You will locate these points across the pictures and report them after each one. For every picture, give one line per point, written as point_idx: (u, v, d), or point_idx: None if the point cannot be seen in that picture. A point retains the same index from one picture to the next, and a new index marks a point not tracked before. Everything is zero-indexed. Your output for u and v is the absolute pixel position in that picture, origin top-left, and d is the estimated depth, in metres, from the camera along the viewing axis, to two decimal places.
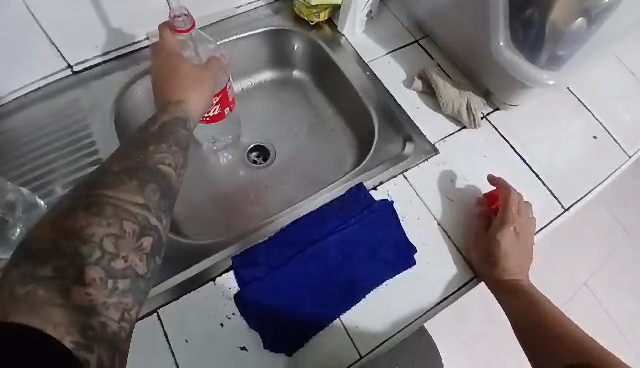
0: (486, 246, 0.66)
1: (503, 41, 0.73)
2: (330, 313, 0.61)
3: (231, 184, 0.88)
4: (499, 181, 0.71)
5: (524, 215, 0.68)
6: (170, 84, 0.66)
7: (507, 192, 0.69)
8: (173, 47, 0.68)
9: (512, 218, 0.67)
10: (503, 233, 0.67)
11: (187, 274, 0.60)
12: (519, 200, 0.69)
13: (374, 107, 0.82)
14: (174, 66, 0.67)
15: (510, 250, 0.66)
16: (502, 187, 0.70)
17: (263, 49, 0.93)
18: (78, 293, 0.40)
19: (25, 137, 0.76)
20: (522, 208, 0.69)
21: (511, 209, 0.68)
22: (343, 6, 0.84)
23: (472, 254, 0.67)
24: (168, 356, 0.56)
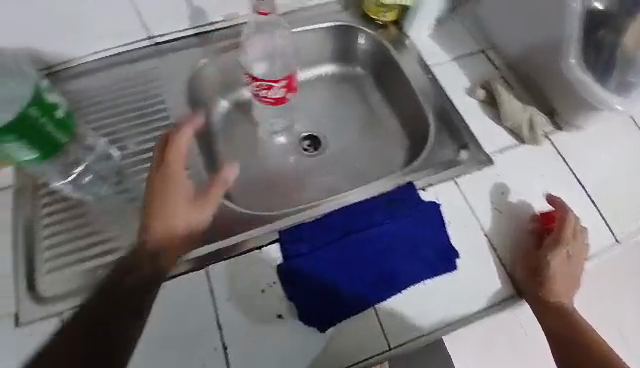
0: (535, 265, 0.65)
1: (574, 59, 0.72)
2: (366, 301, 0.61)
3: (280, 167, 0.92)
4: (557, 202, 0.70)
5: (579, 240, 0.66)
6: (165, 191, 0.62)
7: (564, 214, 0.68)
8: (175, 155, 0.64)
9: (567, 241, 0.66)
10: (554, 253, 0.65)
11: (236, 238, 0.65)
12: (576, 224, 0.67)
13: (432, 110, 0.83)
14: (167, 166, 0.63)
15: (560, 273, 0.65)
16: (560, 207, 0.69)
17: (329, 43, 0.96)
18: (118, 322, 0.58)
19: (103, 94, 0.82)
20: (578, 233, 0.67)
21: (566, 231, 0.66)
22: (412, 8, 0.86)
23: (518, 269, 0.66)
24: (211, 311, 0.60)
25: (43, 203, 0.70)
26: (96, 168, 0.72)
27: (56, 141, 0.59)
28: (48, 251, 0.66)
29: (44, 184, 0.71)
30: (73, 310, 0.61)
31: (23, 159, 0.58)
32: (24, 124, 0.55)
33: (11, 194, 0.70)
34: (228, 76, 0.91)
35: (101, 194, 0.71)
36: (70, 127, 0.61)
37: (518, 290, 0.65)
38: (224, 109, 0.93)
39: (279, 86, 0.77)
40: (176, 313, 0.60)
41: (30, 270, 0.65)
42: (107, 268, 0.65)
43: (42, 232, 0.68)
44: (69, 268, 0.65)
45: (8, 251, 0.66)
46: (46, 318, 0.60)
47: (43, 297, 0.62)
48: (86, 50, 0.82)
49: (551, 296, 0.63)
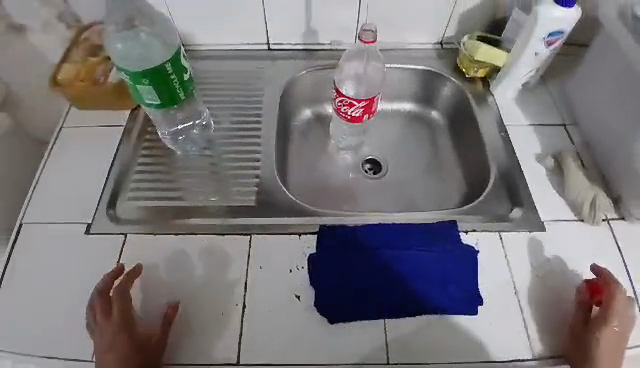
0: (580, 340, 0.63)
1: None
2: (379, 311, 0.64)
3: (339, 178, 0.99)
4: (604, 273, 0.67)
5: (626, 314, 0.64)
6: (131, 334, 0.60)
7: (613, 287, 0.65)
8: (127, 306, 0.62)
9: (614, 315, 0.63)
10: (602, 328, 0.62)
11: (283, 221, 0.72)
12: (624, 298, 0.64)
13: (496, 164, 0.84)
14: (124, 294, 0.62)
15: (607, 350, 0.62)
16: (607, 279, 0.66)
17: (415, 83, 1.04)
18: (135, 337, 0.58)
19: (216, 77, 0.97)
20: (625, 306, 0.64)
21: (616, 305, 0.64)
22: (503, 69, 0.90)
23: (562, 339, 0.64)
24: (243, 271, 0.67)
25: (143, 145, 0.82)
26: (194, 135, 0.83)
27: (176, 97, 0.66)
28: (134, 183, 0.77)
29: (150, 132, 0.84)
30: (136, 235, 0.70)
31: (147, 102, 0.65)
32: (158, 74, 0.62)
33: (121, 132, 0.82)
34: (319, 90, 1.04)
35: (189, 153, 0.82)
36: (190, 89, 0.68)
37: (534, 356, 0.63)
38: (306, 118, 1.06)
39: (358, 106, 0.84)
40: (213, 263, 0.68)
41: (115, 195, 0.75)
42: (172, 212, 0.73)
43: (136, 166, 0.79)
44: (146, 202, 0.74)
45: (104, 174, 0.77)
46: (116, 235, 0.70)
47: (118, 217, 0.72)
48: (213, 41, 0.99)
49: None
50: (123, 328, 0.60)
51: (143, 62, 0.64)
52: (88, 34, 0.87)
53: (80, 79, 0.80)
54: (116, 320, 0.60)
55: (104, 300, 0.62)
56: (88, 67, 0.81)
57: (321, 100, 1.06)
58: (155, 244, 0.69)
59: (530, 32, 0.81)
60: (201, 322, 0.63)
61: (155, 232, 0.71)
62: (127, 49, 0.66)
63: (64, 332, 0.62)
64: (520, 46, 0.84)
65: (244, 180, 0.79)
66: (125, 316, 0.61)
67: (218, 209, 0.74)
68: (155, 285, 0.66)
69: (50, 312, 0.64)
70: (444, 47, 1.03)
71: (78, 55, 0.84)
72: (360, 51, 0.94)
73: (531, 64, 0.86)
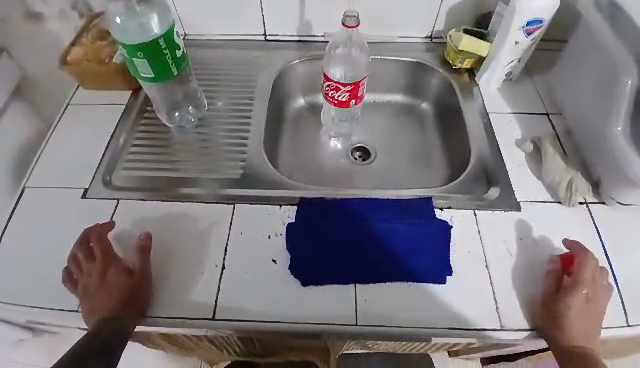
0: (550, 305, 0.65)
1: (621, 127, 0.73)
2: (351, 276, 0.67)
3: (328, 163, 1.03)
4: (575, 245, 0.70)
5: (597, 282, 0.66)
6: (112, 274, 0.66)
7: (583, 256, 0.68)
8: (105, 254, 0.67)
9: (586, 281, 0.66)
10: (574, 295, 0.65)
11: (266, 192, 0.76)
12: (595, 265, 0.68)
13: (477, 148, 0.87)
14: (97, 248, 0.68)
15: (577, 314, 0.64)
16: (579, 251, 0.69)
17: (405, 75, 1.08)
18: (120, 286, 0.64)
19: (214, 64, 1.03)
20: (596, 275, 0.67)
21: (587, 272, 0.66)
22: (486, 59, 0.93)
23: (535, 308, 0.66)
24: (224, 238, 0.71)
25: (141, 122, 0.87)
26: (189, 114, 0.88)
27: (169, 72, 0.72)
28: (130, 156, 0.82)
29: (149, 110, 0.89)
30: (129, 200, 0.75)
31: (142, 75, 0.72)
32: (152, 48, 0.68)
33: (122, 109, 0.88)
34: (312, 80, 1.09)
35: (184, 129, 0.87)
36: (182, 65, 0.74)
37: (502, 327, 0.65)
38: (299, 106, 1.10)
39: (344, 90, 0.88)
40: (198, 230, 0.72)
41: (111, 165, 0.80)
42: (164, 181, 0.78)
43: (133, 140, 0.85)
44: (140, 173, 0.80)
45: (103, 146, 0.83)
46: (110, 200, 0.75)
47: (112, 184, 0.77)
48: (214, 31, 1.05)
49: (564, 336, 0.63)
50: (106, 272, 0.66)
51: (138, 37, 0.70)
52: (98, 21, 0.94)
53: (87, 58, 0.87)
54: (97, 270, 0.66)
55: (82, 259, 0.67)
56: (95, 49, 0.88)
57: (315, 89, 1.10)
58: (145, 210, 0.74)
59: (509, 21, 0.84)
60: (182, 281, 0.67)
61: (146, 199, 0.75)
62: (126, 26, 0.73)
63: (56, 284, 0.67)
64: (501, 35, 0.87)
65: (233, 155, 0.83)
66: (105, 264, 0.67)
67: (206, 180, 0.79)
68: (128, 234, 0.72)
69: (46, 266, 0.69)
70: (434, 41, 1.07)
71: (86, 38, 0.90)
72: (347, 38, 0.96)
73: (513, 54, 0.89)
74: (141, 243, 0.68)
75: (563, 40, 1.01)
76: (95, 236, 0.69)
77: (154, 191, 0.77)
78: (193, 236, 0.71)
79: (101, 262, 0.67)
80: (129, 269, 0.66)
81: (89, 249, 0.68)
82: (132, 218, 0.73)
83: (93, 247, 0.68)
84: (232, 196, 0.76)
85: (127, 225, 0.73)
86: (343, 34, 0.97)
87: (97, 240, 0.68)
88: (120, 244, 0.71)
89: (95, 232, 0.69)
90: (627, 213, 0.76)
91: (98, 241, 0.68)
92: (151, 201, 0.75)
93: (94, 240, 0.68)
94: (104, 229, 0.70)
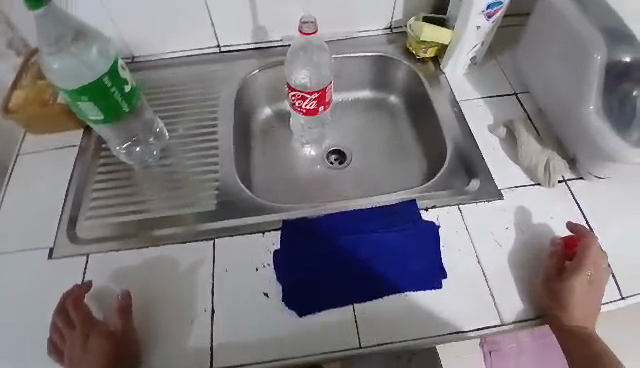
0: (554, 288, 0.67)
1: (593, 105, 0.74)
2: (346, 298, 0.64)
3: (304, 173, 0.99)
4: (579, 228, 0.71)
5: (599, 264, 0.68)
6: (94, 341, 0.61)
7: (588, 239, 0.69)
8: (85, 319, 0.62)
9: (589, 263, 0.68)
10: (576, 277, 0.67)
11: (245, 220, 0.73)
12: (598, 248, 0.69)
13: (453, 140, 0.85)
14: (76, 314, 0.62)
15: (579, 295, 0.67)
16: (583, 234, 0.70)
17: (370, 70, 1.05)
18: (103, 352, 0.60)
19: (168, 85, 0.96)
20: (599, 257, 0.68)
21: (589, 254, 0.68)
22: (449, 47, 0.91)
23: (536, 292, 0.68)
24: (209, 278, 0.67)
25: (99, 164, 0.81)
26: (150, 146, 0.83)
27: (121, 109, 0.67)
28: (93, 202, 0.76)
29: (105, 148, 0.83)
30: (99, 253, 0.70)
31: (91, 118, 0.66)
32: (98, 88, 0.63)
33: (76, 152, 0.82)
34: (275, 87, 1.04)
35: (147, 164, 0.82)
36: (133, 99, 0.69)
37: (502, 321, 0.65)
38: (266, 116, 1.05)
39: (311, 98, 0.85)
40: (180, 274, 0.68)
41: (75, 215, 0.74)
42: (134, 225, 0.73)
43: (92, 184, 0.78)
44: (106, 219, 0.74)
45: (61, 196, 0.76)
46: (78, 256, 0.70)
47: (77, 238, 0.71)
48: (163, 49, 0.98)
49: (566, 317, 0.66)
50: (88, 340, 0.61)
51: (79, 78, 0.64)
52: (35, 59, 0.86)
53: (30, 102, 0.80)
54: (78, 338, 0.61)
55: (62, 327, 0.62)
56: (36, 90, 0.81)
57: (280, 97, 1.05)
58: (119, 261, 0.69)
59: (470, 6, 0.82)
60: (172, 332, 0.63)
61: (118, 249, 0.70)
62: (64, 68, 0.65)
63: (35, 357, 0.62)
64: (462, 20, 0.85)
65: (204, 184, 0.79)
66: (85, 331, 0.62)
67: (178, 217, 0.74)
68: (108, 292, 0.67)
69: (19, 340, 0.64)
70: (395, 31, 1.04)
71: (25, 80, 0.83)
72: (303, 46, 0.93)
73: (476, 38, 0.87)
74: (122, 302, 0.63)
75: (521, 15, 1.00)
76: (70, 300, 0.64)
77: (126, 237, 0.72)
78: (176, 280, 0.67)
79: (81, 329, 0.61)
80: (110, 331, 0.61)
81: (67, 316, 0.63)
82: (107, 271, 0.68)
83: (72, 314, 0.63)
84: (210, 229, 0.72)
85: (106, 284, 0.67)
86: (300, 42, 0.93)
87: (74, 306, 0.63)
88: (100, 305, 0.65)
89: (70, 297, 0.64)
90: (603, 185, 0.77)
91: (75, 306, 0.63)
92: (124, 250, 0.70)
93: (72, 306, 0.63)
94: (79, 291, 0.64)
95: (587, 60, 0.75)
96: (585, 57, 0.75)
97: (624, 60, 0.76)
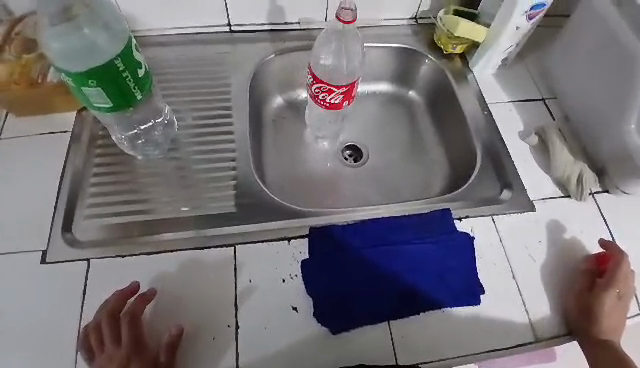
0: (585, 304, 0.65)
1: (634, 124, 0.72)
2: (381, 314, 0.61)
3: (319, 169, 0.92)
4: (611, 245, 0.69)
5: (629, 283, 0.67)
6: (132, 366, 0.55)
7: (619, 256, 0.68)
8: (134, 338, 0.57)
9: (620, 282, 0.66)
10: (608, 295, 0.65)
11: (268, 225, 0.67)
12: (628, 266, 0.68)
13: (481, 145, 0.82)
14: (127, 330, 0.57)
15: (610, 314, 0.65)
16: (614, 251, 0.68)
17: (391, 63, 0.98)
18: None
19: (172, 66, 0.86)
20: (629, 276, 0.67)
21: (620, 272, 0.66)
22: (482, 45, 0.87)
23: (567, 309, 0.65)
24: (229, 289, 0.61)
25: (96, 153, 0.72)
26: (156, 136, 0.74)
27: (131, 97, 0.61)
28: (91, 198, 0.68)
29: (102, 135, 0.74)
30: (104, 258, 0.63)
31: (96, 104, 0.61)
32: (109, 74, 0.57)
33: (68, 140, 0.72)
34: (289, 74, 0.96)
35: (151, 156, 0.73)
36: (146, 86, 0.64)
37: (536, 338, 0.63)
38: (278, 105, 0.97)
39: (338, 92, 0.79)
40: (198, 283, 0.62)
41: (70, 213, 0.66)
42: (142, 226, 0.66)
43: (89, 178, 0.70)
44: (109, 219, 0.66)
45: (55, 191, 0.68)
46: (79, 261, 0.62)
47: (76, 240, 0.64)
48: (167, 24, 0.87)
49: (598, 335, 0.63)
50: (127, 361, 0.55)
51: (84, 58, 0.58)
52: (21, 27, 0.73)
53: (16, 81, 0.69)
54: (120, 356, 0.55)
55: (105, 335, 0.57)
56: (22, 65, 0.70)
57: (294, 85, 0.97)
58: (126, 268, 0.62)
59: (515, 3, 0.78)
60: (191, 348, 0.58)
61: (123, 255, 0.63)
62: (69, 47, 0.59)
63: None
64: (502, 19, 0.81)
65: (220, 182, 0.71)
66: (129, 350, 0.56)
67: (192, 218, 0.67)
68: (163, 312, 0.60)
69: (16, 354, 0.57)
70: (419, 23, 0.97)
71: (10, 54, 0.71)
72: (339, 32, 0.84)
73: (512, 39, 0.84)
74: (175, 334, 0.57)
75: (553, 15, 0.96)
76: (128, 313, 0.58)
77: (133, 241, 0.64)
78: (194, 291, 0.61)
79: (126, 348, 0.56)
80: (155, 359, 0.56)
81: (116, 326, 0.57)
82: (114, 279, 0.61)
83: (121, 327, 0.57)
84: (229, 233, 0.65)
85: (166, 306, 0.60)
86: (335, 28, 0.84)
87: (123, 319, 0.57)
88: (150, 324, 0.59)
89: (113, 308, 0.58)
90: (631, 200, 0.77)
91: (126, 318, 0.57)
92: (132, 255, 0.63)
93: (127, 318, 0.57)
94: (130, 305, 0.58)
95: (634, 76, 0.71)
96: (631, 72, 0.71)
97: None
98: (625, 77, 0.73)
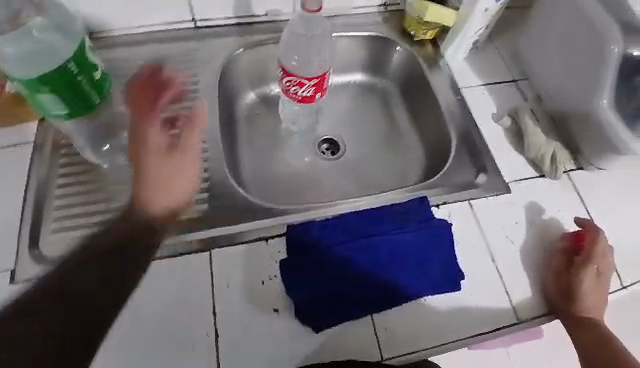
0: (563, 283, 0.66)
1: (606, 100, 0.73)
2: (364, 307, 0.61)
3: (295, 165, 0.91)
4: (586, 223, 0.70)
5: (607, 260, 0.68)
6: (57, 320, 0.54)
7: (595, 234, 0.69)
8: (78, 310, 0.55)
9: (597, 259, 0.67)
10: (585, 272, 0.66)
11: (243, 227, 0.65)
12: (605, 243, 0.69)
13: (455, 130, 0.82)
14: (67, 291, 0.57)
15: (589, 291, 0.66)
16: (590, 229, 0.69)
17: (363, 52, 0.96)
18: None
19: (137, 67, 0.83)
20: (606, 252, 0.68)
21: (597, 250, 0.68)
22: (453, 29, 0.86)
23: (546, 290, 0.66)
24: (206, 297, 0.60)
25: (60, 163, 0.69)
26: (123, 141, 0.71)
27: (90, 103, 0.59)
28: (58, 211, 0.65)
29: (65, 144, 0.71)
30: None
31: (53, 113, 0.58)
32: (63, 79, 0.54)
33: (29, 151, 0.69)
34: (259, 69, 0.93)
35: (118, 163, 0.70)
36: (104, 89, 0.61)
37: (519, 319, 0.64)
38: (250, 101, 0.95)
39: (309, 85, 0.77)
40: (174, 291, 0.60)
41: (36, 228, 0.63)
42: None
43: (54, 190, 0.67)
44: (78, 231, 0.64)
45: (18, 206, 0.65)
46: None
47: (43, 256, 0.61)
48: (128, 23, 0.83)
49: (578, 312, 0.64)
50: None
51: (35, 64, 0.55)
52: None
53: None
54: None
55: None
56: None
57: (266, 80, 0.95)
58: None
59: None
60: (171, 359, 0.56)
61: None
62: (18, 53, 0.56)
63: None
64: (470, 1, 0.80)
65: None
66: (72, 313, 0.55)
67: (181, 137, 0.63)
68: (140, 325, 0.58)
69: None
70: (390, 10, 0.95)
71: None
72: (308, 23, 0.82)
73: (481, 22, 0.83)
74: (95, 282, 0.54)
75: None
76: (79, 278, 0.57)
77: None
78: (170, 300, 0.59)
79: None
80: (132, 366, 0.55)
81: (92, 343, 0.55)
82: None
83: None
84: (202, 238, 0.64)
85: None
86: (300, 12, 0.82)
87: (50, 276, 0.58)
88: None
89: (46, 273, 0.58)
90: (604, 176, 0.78)
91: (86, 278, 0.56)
92: None
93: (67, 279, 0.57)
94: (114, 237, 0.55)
95: (605, 53, 0.73)
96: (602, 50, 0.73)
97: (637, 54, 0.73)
98: (594, 56, 0.74)
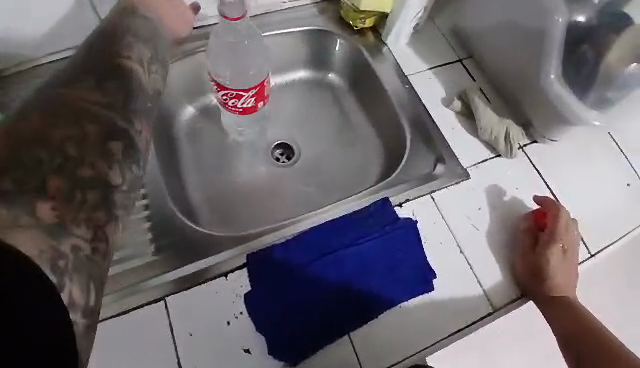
0: (532, 263, 0.66)
1: (554, 74, 0.71)
2: (339, 328, 0.58)
3: (249, 178, 0.85)
4: (545, 200, 0.71)
5: (570, 233, 0.69)
6: None
7: (555, 209, 0.69)
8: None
9: (560, 234, 0.68)
10: (551, 249, 0.67)
11: (198, 265, 0.59)
12: (566, 216, 0.70)
13: (408, 120, 0.79)
14: None
15: (557, 266, 0.66)
16: (550, 205, 0.70)
17: (304, 47, 0.90)
18: None
19: None
20: (569, 226, 0.69)
21: (559, 224, 0.68)
22: (391, 15, 0.83)
23: (517, 273, 0.66)
24: (169, 349, 0.55)
25: None
26: None
27: None
28: None
29: None
30: None
31: None
32: None
33: None
34: (194, 81, 0.85)
35: None
36: None
37: (494, 307, 0.64)
38: (190, 116, 0.87)
39: (248, 95, 0.72)
40: (132, 350, 0.55)
41: None
42: None
43: None
44: None
45: None
46: None
47: None
48: None
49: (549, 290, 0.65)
50: None
51: None
52: None
53: None
54: None
55: None
56: None
57: (203, 91, 0.87)
58: None
59: None
60: None
61: None
62: None
63: None
64: None
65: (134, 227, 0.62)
66: None
67: (142, 64, 0.52)
68: None
69: None
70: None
71: None
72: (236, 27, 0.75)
73: (419, 5, 0.80)
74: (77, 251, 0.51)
75: None
76: None
77: None
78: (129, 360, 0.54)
79: None
80: None
81: None
82: None
83: None
84: (154, 286, 0.58)
85: None
86: None
87: None
88: None
89: None
90: (558, 147, 0.78)
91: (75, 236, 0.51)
92: None
93: None
94: (62, 144, 0.40)
95: (548, 23, 0.70)
96: (546, 19, 0.70)
97: (579, 21, 0.72)
98: (536, 29, 0.72)
